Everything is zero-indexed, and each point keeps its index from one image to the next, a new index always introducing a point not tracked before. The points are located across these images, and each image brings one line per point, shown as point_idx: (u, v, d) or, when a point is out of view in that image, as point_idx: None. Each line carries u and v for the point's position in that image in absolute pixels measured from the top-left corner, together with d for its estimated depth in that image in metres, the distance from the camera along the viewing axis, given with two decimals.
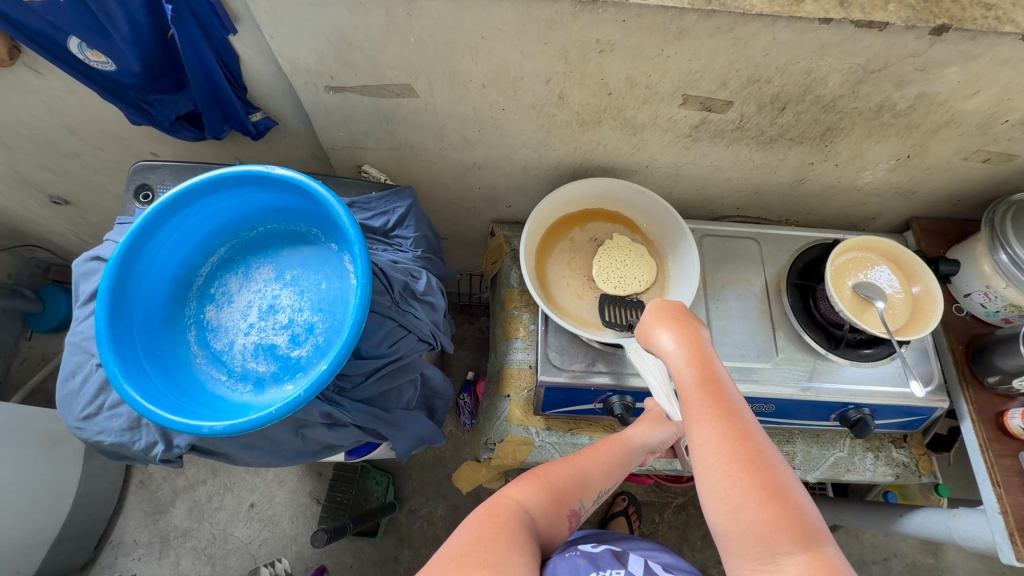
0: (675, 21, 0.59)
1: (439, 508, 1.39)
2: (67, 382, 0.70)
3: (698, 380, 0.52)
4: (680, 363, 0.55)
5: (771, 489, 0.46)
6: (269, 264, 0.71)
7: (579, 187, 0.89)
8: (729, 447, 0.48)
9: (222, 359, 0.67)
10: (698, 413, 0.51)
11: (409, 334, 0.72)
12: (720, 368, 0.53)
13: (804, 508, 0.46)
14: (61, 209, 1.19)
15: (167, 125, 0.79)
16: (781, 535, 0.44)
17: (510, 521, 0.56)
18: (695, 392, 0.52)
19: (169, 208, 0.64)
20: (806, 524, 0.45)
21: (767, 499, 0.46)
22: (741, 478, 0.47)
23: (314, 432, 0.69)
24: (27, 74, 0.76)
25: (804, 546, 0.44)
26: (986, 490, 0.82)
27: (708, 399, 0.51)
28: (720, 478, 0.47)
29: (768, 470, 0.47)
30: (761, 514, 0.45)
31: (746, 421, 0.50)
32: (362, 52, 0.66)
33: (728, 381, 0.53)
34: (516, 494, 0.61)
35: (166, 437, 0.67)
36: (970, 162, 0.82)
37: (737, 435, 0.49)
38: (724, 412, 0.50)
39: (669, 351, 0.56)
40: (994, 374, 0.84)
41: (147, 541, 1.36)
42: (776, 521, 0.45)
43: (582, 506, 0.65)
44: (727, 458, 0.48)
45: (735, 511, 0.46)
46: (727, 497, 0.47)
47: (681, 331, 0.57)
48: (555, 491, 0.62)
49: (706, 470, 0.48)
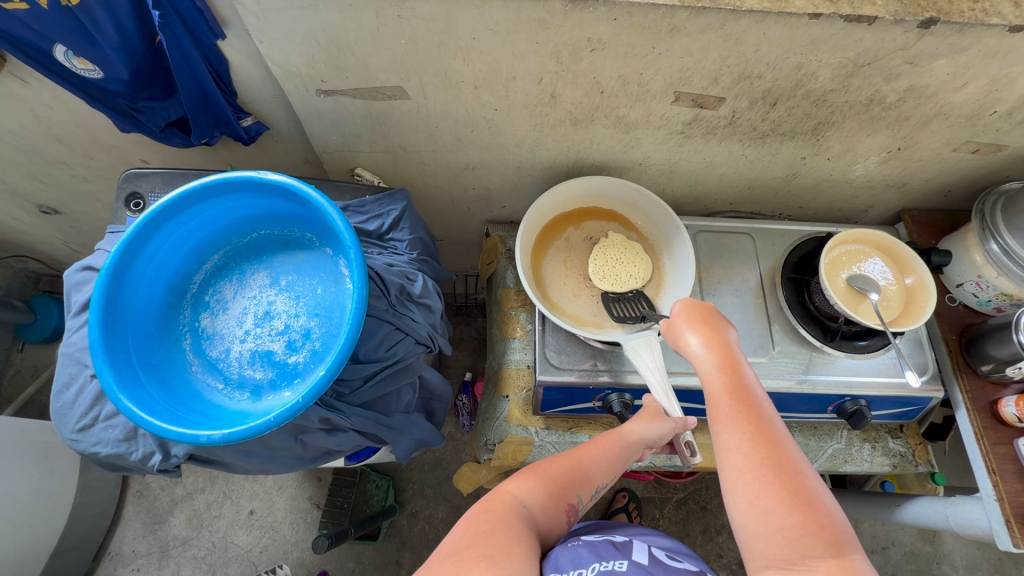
0: (666, 18, 0.59)
1: (440, 510, 1.39)
2: (60, 394, 0.69)
3: (727, 385, 0.54)
4: (709, 367, 0.56)
5: (801, 496, 0.47)
6: (263, 269, 0.71)
7: (572, 186, 0.89)
8: (760, 452, 0.50)
9: (218, 366, 0.67)
10: (728, 418, 0.52)
11: (406, 337, 0.72)
12: (749, 375, 0.55)
13: (836, 516, 0.47)
14: (51, 218, 1.17)
15: (157, 132, 0.79)
16: (811, 540, 0.45)
17: (508, 517, 0.56)
18: (724, 396, 0.54)
19: (162, 215, 0.63)
20: (837, 531, 0.46)
21: (797, 505, 0.47)
22: (771, 483, 0.48)
23: (314, 438, 0.69)
24: (13, 83, 0.75)
25: (834, 552, 0.45)
26: (982, 478, 0.83)
27: (739, 404, 0.53)
28: (749, 481, 0.49)
29: (798, 477, 0.48)
30: (791, 519, 0.46)
31: (777, 428, 0.51)
32: (353, 55, 0.66)
33: (757, 387, 0.54)
34: (513, 490, 0.61)
35: (164, 447, 0.66)
36: (960, 153, 0.83)
37: (768, 442, 0.50)
38: (755, 420, 0.52)
39: (698, 354, 0.58)
40: (988, 362, 0.85)
41: (146, 551, 1.35)
42: (806, 526, 0.46)
43: (581, 501, 0.64)
44: (757, 463, 0.49)
45: (764, 514, 0.47)
46: (757, 500, 0.48)
47: (710, 335, 0.59)
48: (555, 488, 0.62)
49: (736, 473, 0.50)
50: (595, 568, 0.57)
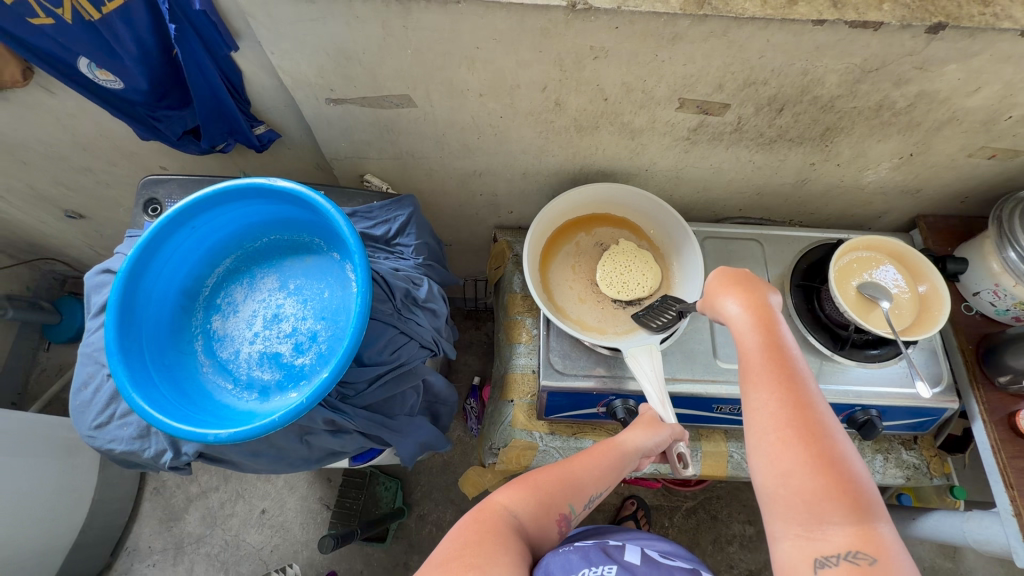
0: (669, 26, 0.59)
1: (447, 514, 1.40)
2: (79, 392, 0.71)
3: (761, 345, 0.54)
4: (744, 327, 0.56)
5: (826, 460, 0.47)
6: (273, 273, 0.72)
7: (588, 190, 0.89)
8: (787, 413, 0.49)
9: (228, 367, 0.68)
10: (758, 378, 0.52)
11: (411, 341, 0.73)
12: (788, 338, 0.54)
13: (863, 481, 0.46)
14: (77, 222, 1.22)
15: (175, 139, 0.81)
16: (830, 505, 0.45)
17: (495, 526, 0.56)
18: (757, 356, 0.53)
19: (176, 220, 0.65)
20: (861, 498, 0.45)
21: (820, 468, 0.46)
22: (795, 445, 0.48)
23: (318, 440, 0.69)
24: (40, 94, 0.78)
25: (854, 520, 0.45)
26: (999, 493, 0.81)
27: (772, 365, 0.52)
28: (773, 442, 0.49)
29: (825, 441, 0.48)
30: (812, 482, 0.46)
31: (809, 391, 0.51)
32: (361, 65, 0.67)
33: (792, 349, 0.53)
34: (502, 499, 0.61)
35: (175, 445, 0.68)
36: (976, 159, 0.82)
37: (799, 404, 0.50)
38: (787, 381, 0.51)
39: (734, 314, 0.57)
40: (1006, 373, 0.83)
41: (162, 547, 1.38)
42: (827, 490, 0.46)
43: (573, 511, 0.64)
44: (782, 424, 0.49)
45: (785, 475, 0.47)
46: (779, 460, 0.48)
47: (748, 297, 0.58)
48: (543, 497, 0.62)
49: (760, 433, 0.50)
50: (586, 573, 0.56)
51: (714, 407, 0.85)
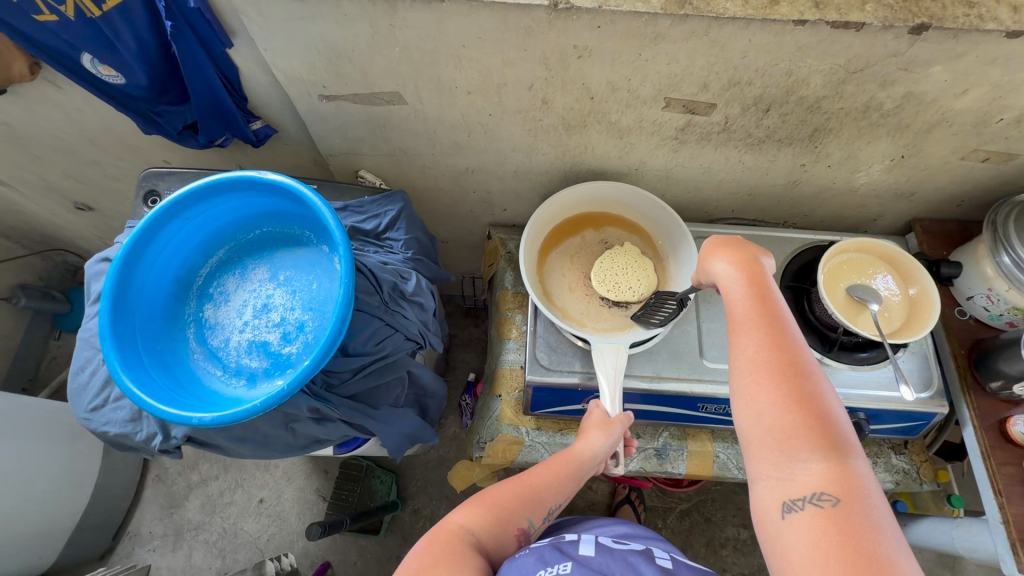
0: (650, 25, 0.60)
1: (441, 508, 1.41)
2: (77, 375, 0.74)
3: (745, 295, 0.56)
4: (730, 281, 0.58)
5: (797, 399, 0.49)
6: (264, 265, 0.74)
7: (606, 187, 0.90)
8: (764, 356, 0.51)
9: (218, 355, 0.70)
10: (741, 326, 0.54)
11: (396, 333, 0.75)
12: (774, 289, 0.56)
13: (834, 422, 0.48)
14: (87, 214, 1.26)
15: (175, 134, 0.84)
16: (799, 442, 0.48)
17: (452, 546, 0.57)
18: (740, 306, 0.56)
19: (171, 210, 0.68)
20: (830, 437, 0.47)
21: (790, 407, 0.49)
22: (769, 385, 0.50)
23: (303, 427, 0.71)
24: (48, 88, 0.81)
25: (823, 456, 0.47)
26: (988, 500, 0.81)
27: (754, 312, 0.54)
28: (748, 384, 0.51)
29: (799, 383, 0.50)
30: (783, 419, 0.48)
31: (789, 337, 0.53)
32: (351, 63, 0.69)
33: (775, 299, 0.55)
34: (460, 519, 0.61)
35: (165, 429, 0.70)
36: (969, 162, 0.81)
37: (777, 348, 0.52)
38: (767, 327, 0.53)
39: (721, 270, 0.60)
40: (997, 379, 0.82)
41: (162, 533, 1.42)
42: (796, 427, 0.48)
43: (533, 526, 0.65)
44: (758, 366, 0.51)
45: (758, 414, 0.50)
46: (753, 400, 0.50)
47: (735, 254, 0.60)
48: (500, 511, 0.63)
49: (738, 377, 0.53)
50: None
51: (699, 406, 0.85)
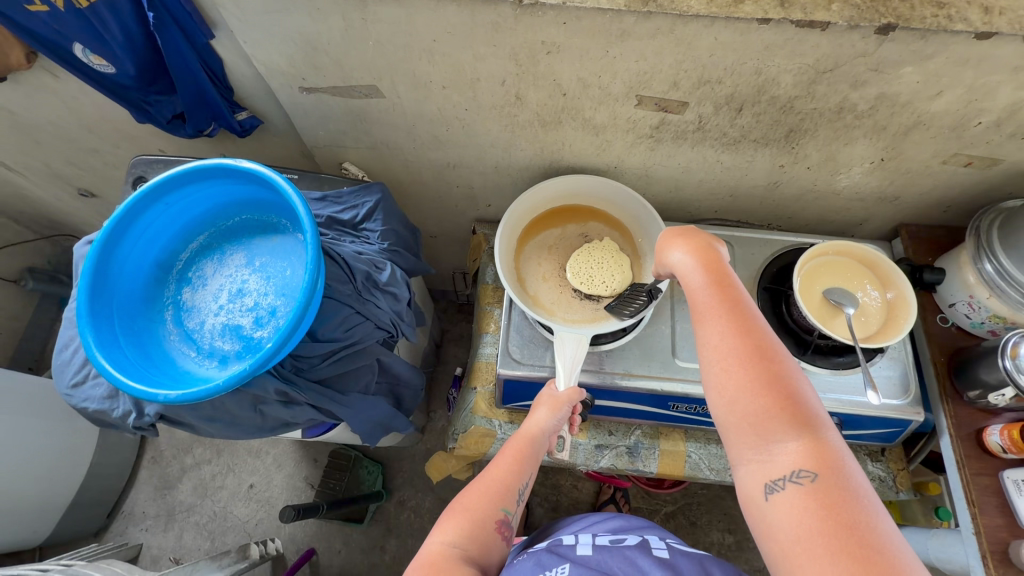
0: (615, 22, 0.61)
1: (426, 501, 1.43)
2: (61, 352, 0.77)
3: (704, 283, 0.57)
4: (689, 271, 0.59)
5: (766, 381, 0.49)
6: (241, 251, 0.77)
7: (591, 181, 0.90)
8: (729, 341, 0.52)
9: (193, 337, 0.73)
10: (703, 314, 0.54)
11: (366, 321, 0.76)
12: (731, 273, 0.57)
13: (803, 398, 0.49)
14: (90, 201, 1.30)
15: (165, 123, 0.86)
16: (774, 423, 0.48)
17: (439, 566, 0.55)
18: (702, 294, 0.56)
19: (150, 195, 0.70)
20: (802, 414, 0.48)
21: (760, 389, 0.49)
22: (737, 371, 0.50)
23: (271, 409, 0.73)
24: (45, 76, 0.84)
25: (797, 435, 0.47)
26: (961, 510, 0.79)
27: (714, 299, 0.55)
28: (718, 372, 0.51)
29: (766, 364, 0.50)
30: (756, 403, 0.48)
31: (751, 318, 0.53)
32: (328, 56, 0.71)
33: (733, 283, 0.56)
34: (440, 538, 0.60)
35: (139, 406, 0.72)
36: (951, 166, 0.80)
37: (740, 331, 0.52)
38: (729, 311, 0.53)
39: (680, 261, 0.60)
40: (975, 388, 0.80)
41: (155, 513, 1.45)
42: (770, 410, 0.48)
43: (508, 514, 0.66)
44: (725, 354, 0.51)
45: (731, 401, 0.50)
46: (724, 389, 0.50)
47: (692, 244, 0.61)
48: (473, 512, 0.63)
49: (707, 366, 0.52)
50: None
51: (670, 405, 0.85)
